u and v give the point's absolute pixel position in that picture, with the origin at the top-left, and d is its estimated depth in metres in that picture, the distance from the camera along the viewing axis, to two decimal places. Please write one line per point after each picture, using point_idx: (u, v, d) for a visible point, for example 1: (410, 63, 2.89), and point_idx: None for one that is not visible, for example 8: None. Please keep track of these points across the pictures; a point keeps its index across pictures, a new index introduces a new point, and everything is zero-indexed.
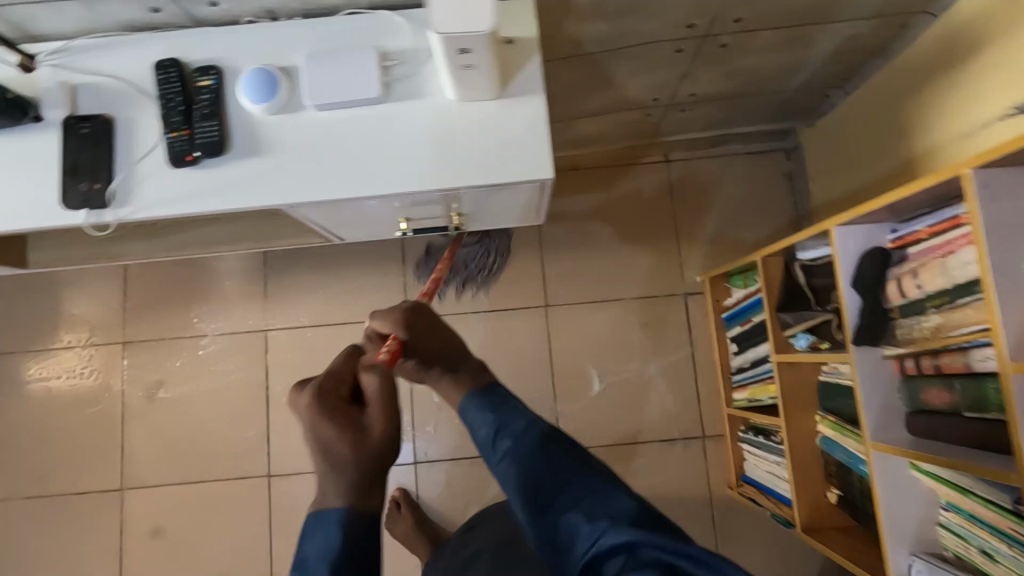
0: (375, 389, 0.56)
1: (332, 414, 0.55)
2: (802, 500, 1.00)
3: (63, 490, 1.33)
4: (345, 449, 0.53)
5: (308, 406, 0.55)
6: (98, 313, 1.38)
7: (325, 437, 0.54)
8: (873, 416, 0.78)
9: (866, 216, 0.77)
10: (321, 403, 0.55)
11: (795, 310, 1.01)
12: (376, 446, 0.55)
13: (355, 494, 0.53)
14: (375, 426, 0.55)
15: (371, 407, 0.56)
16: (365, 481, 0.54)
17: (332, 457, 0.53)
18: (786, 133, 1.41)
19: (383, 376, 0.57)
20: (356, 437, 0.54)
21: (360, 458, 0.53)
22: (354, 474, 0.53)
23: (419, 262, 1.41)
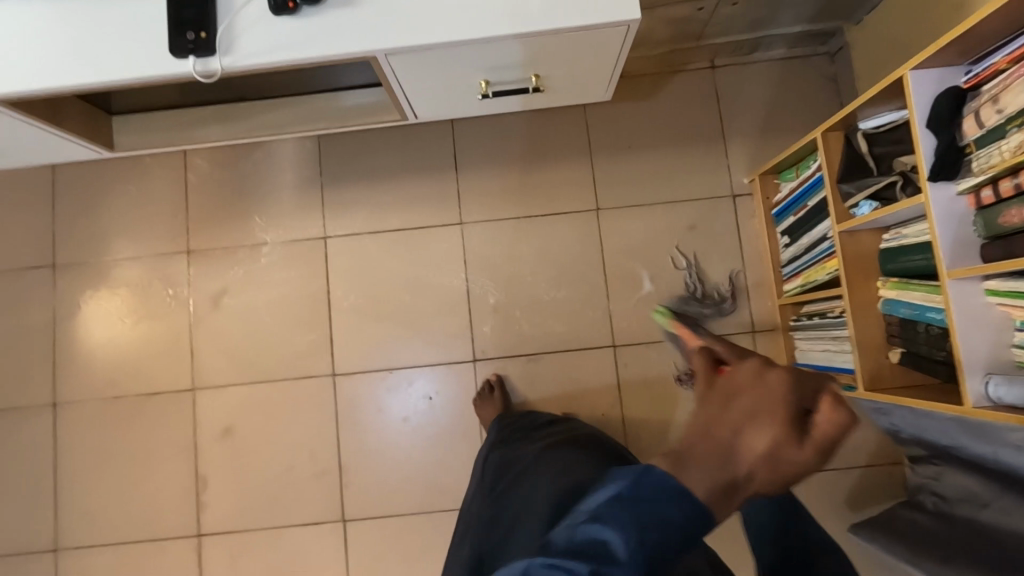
0: (842, 423, 0.39)
1: (780, 410, 0.39)
2: (863, 362, 1.04)
3: (135, 393, 1.38)
4: (757, 454, 0.39)
5: (773, 383, 0.40)
6: (164, 224, 1.42)
7: (756, 429, 0.39)
8: (949, 250, 0.80)
9: (940, 56, 0.80)
10: (782, 392, 0.40)
11: (856, 180, 1.03)
12: (793, 468, 0.39)
13: (724, 489, 0.41)
14: (804, 449, 0.39)
15: (816, 421, 0.39)
16: (743, 488, 0.41)
17: (734, 449, 0.40)
18: (829, 36, 1.41)
19: (846, 419, 0.39)
20: (776, 449, 0.39)
21: (765, 471, 0.40)
22: (746, 476, 0.40)
23: (471, 170, 1.43)
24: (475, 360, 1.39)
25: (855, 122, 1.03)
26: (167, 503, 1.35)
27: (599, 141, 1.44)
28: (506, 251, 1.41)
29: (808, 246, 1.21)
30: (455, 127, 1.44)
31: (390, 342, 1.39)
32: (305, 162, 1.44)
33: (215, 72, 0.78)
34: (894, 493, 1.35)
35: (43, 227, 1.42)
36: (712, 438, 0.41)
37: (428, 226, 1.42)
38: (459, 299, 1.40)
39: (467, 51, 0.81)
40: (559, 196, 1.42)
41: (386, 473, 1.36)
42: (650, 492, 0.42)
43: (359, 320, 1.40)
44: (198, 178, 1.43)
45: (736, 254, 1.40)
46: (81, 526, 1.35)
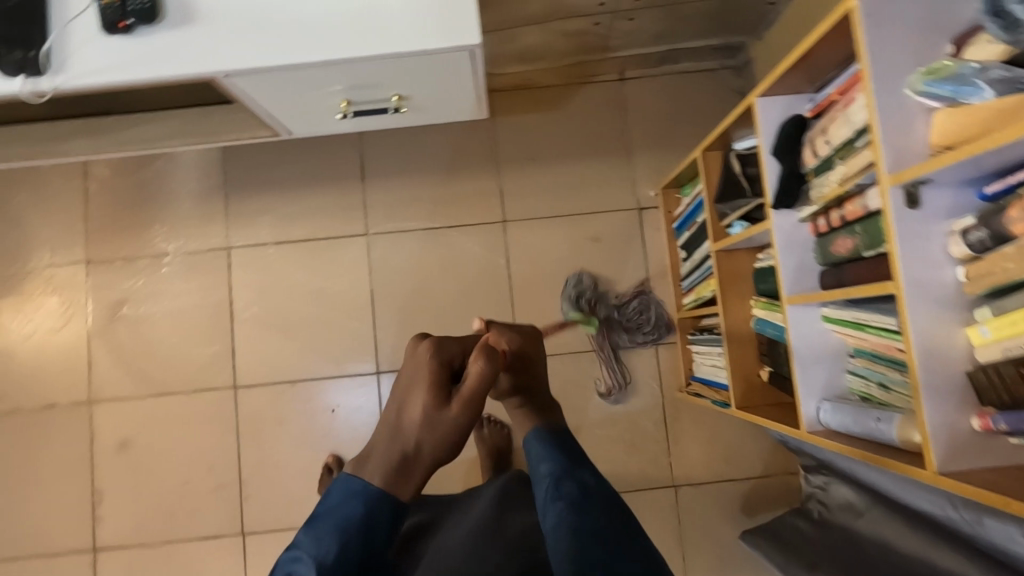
0: (473, 381, 0.65)
1: (432, 379, 0.66)
2: (736, 379, 1.05)
3: (28, 407, 1.35)
4: (415, 416, 0.65)
5: (426, 353, 0.69)
6: (61, 234, 1.39)
7: (415, 398, 0.66)
8: (790, 277, 0.82)
9: (782, 85, 0.81)
10: (432, 363, 0.68)
11: (731, 200, 1.05)
12: (445, 424, 0.65)
13: (400, 465, 0.64)
14: (454, 405, 0.65)
15: (465, 387, 0.65)
16: (414, 457, 0.64)
17: (407, 416, 0.66)
18: (733, 50, 1.43)
19: (488, 370, 0.66)
20: (431, 412, 0.65)
21: (428, 432, 0.65)
22: (418, 441, 0.65)
23: (378, 181, 1.42)
24: (379, 372, 1.38)
25: (731, 142, 1.05)
26: (59, 520, 1.32)
27: (507, 152, 1.44)
28: (412, 262, 1.41)
29: (700, 261, 1.23)
30: (362, 137, 1.43)
31: (291, 355, 1.38)
32: (208, 171, 1.42)
33: (45, 93, 0.77)
34: (789, 502, 1.37)
35: None
36: (391, 426, 0.66)
37: (332, 237, 1.41)
38: (363, 312, 1.39)
39: (314, 73, 0.81)
40: (466, 207, 1.42)
41: (286, 485, 1.35)
42: (339, 495, 0.63)
43: (262, 330, 1.38)
44: (97, 188, 1.40)
45: (640, 267, 1.41)
46: None
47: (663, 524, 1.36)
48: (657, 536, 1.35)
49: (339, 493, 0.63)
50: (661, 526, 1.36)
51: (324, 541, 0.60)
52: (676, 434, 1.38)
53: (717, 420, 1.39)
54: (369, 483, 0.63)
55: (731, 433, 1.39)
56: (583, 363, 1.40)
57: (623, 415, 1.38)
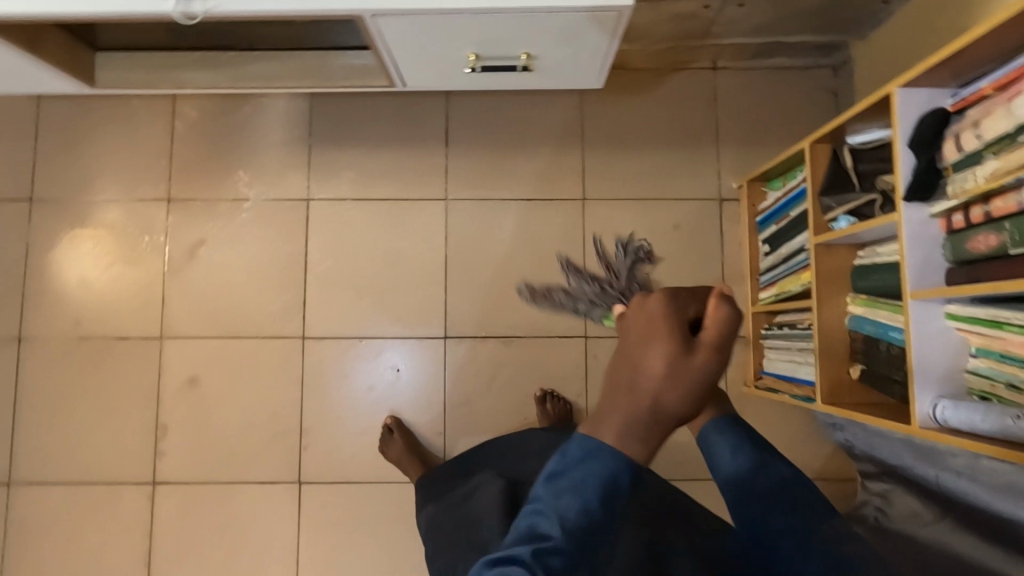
0: (721, 324, 0.47)
1: (669, 326, 0.47)
2: (825, 375, 1.04)
3: (104, 335, 1.37)
4: (660, 369, 0.46)
5: (658, 302, 0.48)
6: (149, 168, 1.41)
7: (657, 344, 0.47)
8: (916, 270, 0.81)
9: (929, 76, 0.79)
10: (669, 311, 0.48)
11: (838, 194, 1.03)
12: (700, 382, 0.47)
13: (644, 426, 0.47)
14: (704, 357, 0.47)
15: (707, 332, 0.47)
16: (659, 418, 0.47)
17: (647, 369, 0.47)
18: (834, 48, 1.40)
19: (737, 314, 0.48)
20: (680, 365, 0.46)
21: (677, 390, 0.47)
22: (660, 399, 0.47)
23: (462, 147, 1.42)
24: (447, 337, 1.39)
25: (844, 136, 1.03)
26: (124, 448, 1.35)
27: (593, 130, 1.43)
28: (489, 231, 1.41)
29: (786, 256, 1.22)
30: (450, 102, 1.43)
31: (361, 311, 1.39)
32: (295, 121, 1.42)
33: (196, 17, 0.77)
34: (841, 509, 1.36)
35: (26, 162, 1.41)
36: (624, 366, 0.48)
37: (412, 198, 1.41)
38: (436, 275, 1.40)
39: (457, 23, 0.80)
40: (547, 181, 1.42)
41: (346, 438, 1.36)
42: (583, 471, 0.48)
43: (334, 284, 1.39)
44: (185, 128, 1.41)
45: (716, 259, 1.40)
46: (35, 462, 1.34)
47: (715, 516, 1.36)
48: None
49: (576, 453, 0.49)
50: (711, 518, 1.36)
51: (564, 501, 0.47)
52: None
53: (779, 419, 1.38)
54: (616, 451, 0.48)
55: (793, 434, 1.38)
56: None
57: None
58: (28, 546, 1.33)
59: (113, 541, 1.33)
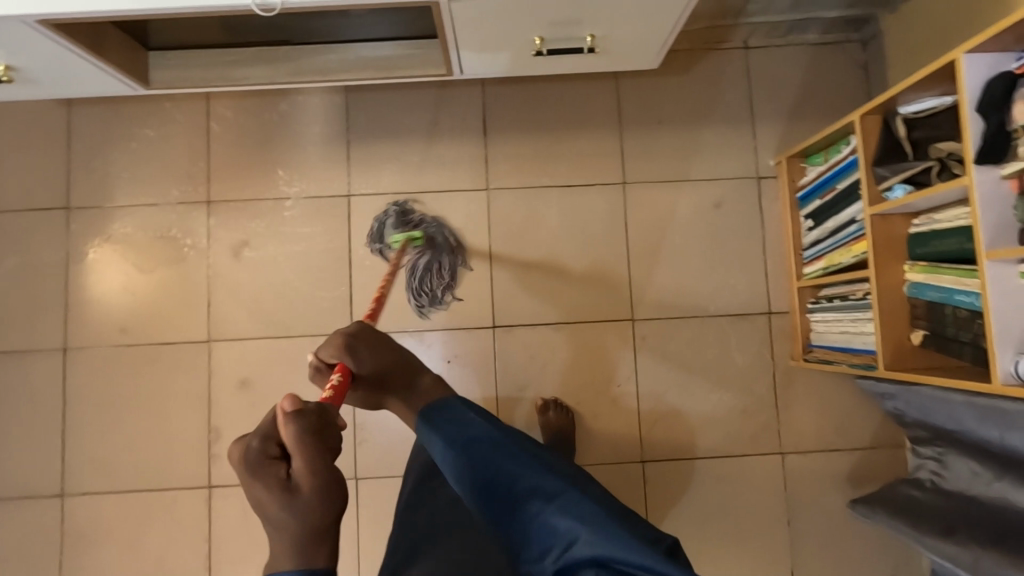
0: (292, 437, 0.59)
1: (267, 476, 0.58)
2: (886, 343, 1.06)
3: (151, 341, 1.36)
4: (278, 500, 0.57)
5: (240, 463, 0.59)
6: (186, 170, 1.40)
7: (258, 491, 0.58)
8: (989, 232, 0.83)
9: (995, 41, 0.81)
10: (249, 461, 0.59)
11: (891, 164, 1.05)
12: (311, 494, 0.58)
13: (307, 540, 0.58)
14: (301, 476, 0.58)
15: (296, 462, 0.59)
16: (307, 529, 0.58)
17: (270, 515, 0.57)
18: (862, 23, 1.42)
19: (303, 426, 0.60)
20: (285, 491, 0.58)
21: (302, 505, 0.58)
22: (298, 521, 0.57)
23: (500, 137, 1.43)
24: (495, 326, 1.39)
25: (895, 106, 1.05)
26: (178, 453, 1.34)
27: (629, 115, 1.44)
28: (532, 219, 1.41)
29: (833, 229, 1.23)
30: (485, 91, 1.43)
31: (408, 305, 1.39)
32: (331, 117, 1.41)
33: (274, 7, 0.81)
34: (892, 476, 1.38)
35: (60, 169, 1.39)
36: (275, 521, 0.58)
37: (453, 190, 1.41)
38: (482, 265, 1.40)
39: None
40: (584, 167, 1.43)
41: (400, 432, 1.36)
42: None
43: (379, 278, 1.39)
44: (221, 128, 1.40)
45: (757, 237, 1.42)
46: (88, 471, 1.33)
47: (769, 489, 1.38)
48: (760, 500, 1.38)
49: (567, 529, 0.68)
50: (763, 491, 1.38)
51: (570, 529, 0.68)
52: (786, 402, 1.39)
53: (826, 392, 1.40)
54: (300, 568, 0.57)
55: (840, 404, 1.40)
56: (695, 328, 1.41)
57: (733, 381, 1.40)
58: (85, 557, 1.32)
59: (172, 547, 1.33)
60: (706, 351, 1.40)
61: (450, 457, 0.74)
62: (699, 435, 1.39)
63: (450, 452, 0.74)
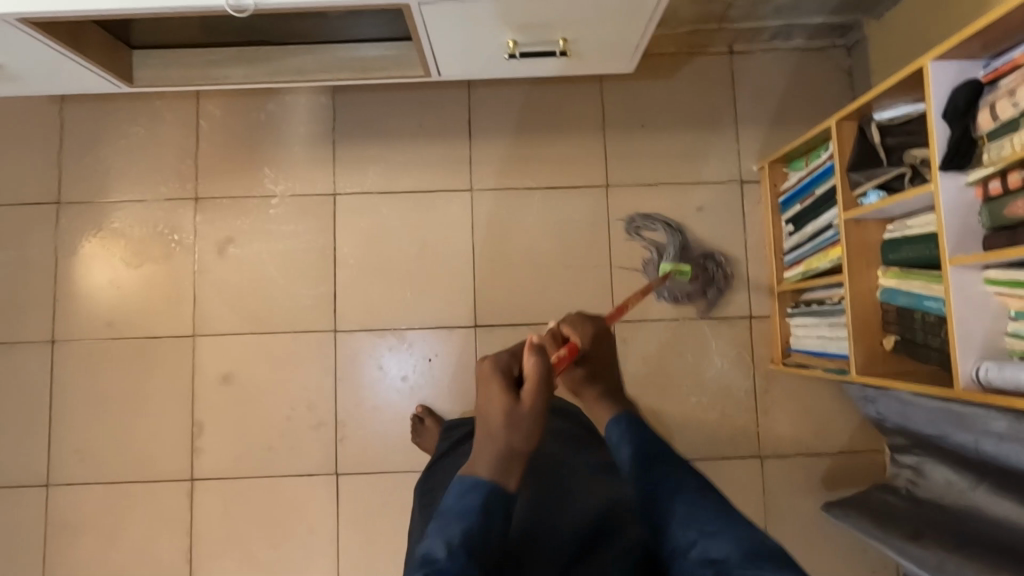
0: (534, 370, 0.75)
1: (502, 381, 0.76)
2: (859, 347, 1.07)
3: (137, 335, 1.38)
4: (496, 415, 0.73)
5: (488, 367, 0.78)
6: (175, 167, 1.42)
7: (492, 398, 0.75)
8: (954, 238, 0.83)
9: (961, 48, 0.81)
10: (494, 374, 0.77)
11: (866, 170, 1.05)
12: (523, 420, 0.73)
13: (505, 457, 0.72)
14: (524, 402, 0.74)
15: (526, 389, 0.74)
16: (508, 448, 0.72)
17: (489, 421, 0.74)
18: (847, 29, 1.43)
19: (541, 363, 0.75)
20: (508, 407, 0.74)
21: (513, 428, 0.73)
22: (508, 437, 0.73)
23: (485, 138, 1.44)
24: (477, 326, 1.40)
25: (870, 112, 1.05)
26: (162, 445, 1.36)
27: (614, 118, 1.45)
28: (516, 220, 1.42)
29: (812, 234, 1.24)
30: (471, 93, 1.44)
31: (391, 302, 1.40)
32: (319, 116, 1.43)
33: (246, 8, 0.83)
34: (872, 482, 1.38)
35: (52, 164, 1.41)
36: (485, 427, 0.74)
37: (438, 190, 1.43)
38: (465, 264, 1.41)
39: None
40: (568, 169, 1.43)
41: (381, 428, 1.38)
42: (464, 487, 0.71)
43: (363, 276, 1.41)
44: (210, 126, 1.42)
45: (739, 240, 1.42)
46: (73, 463, 1.35)
47: (748, 493, 1.38)
48: (738, 503, 1.38)
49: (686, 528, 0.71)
50: (742, 495, 1.38)
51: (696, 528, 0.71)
52: (766, 406, 1.40)
53: (806, 396, 1.40)
54: (489, 479, 0.71)
55: (820, 409, 1.40)
56: (676, 331, 1.41)
57: (713, 384, 1.40)
58: (68, 546, 1.34)
59: (155, 538, 1.34)
60: (687, 354, 1.40)
61: (625, 457, 0.82)
62: (679, 437, 1.39)
63: (629, 459, 0.81)
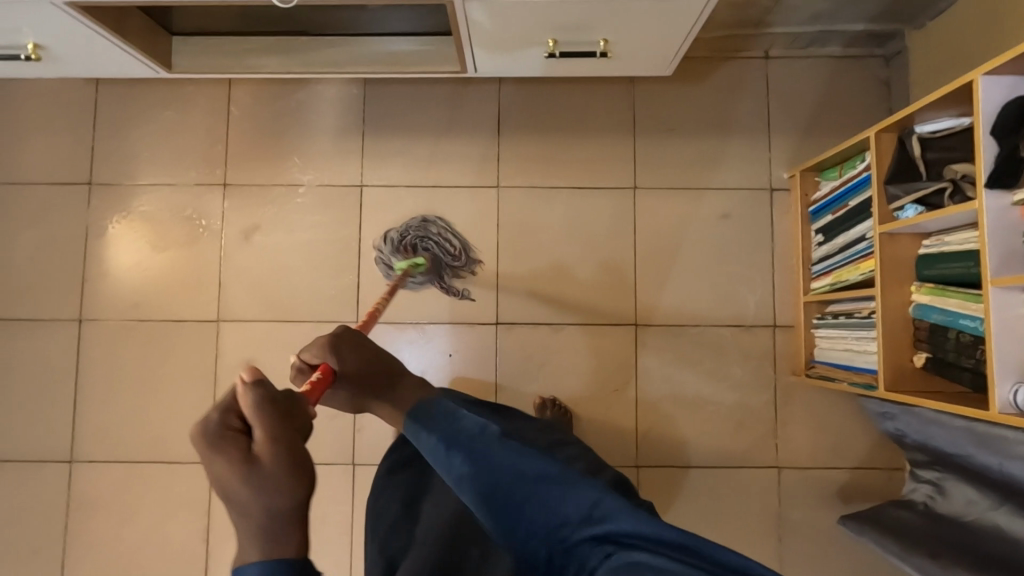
0: (253, 404, 0.49)
1: (225, 445, 0.46)
2: (887, 364, 1.05)
3: (162, 317, 1.40)
4: (234, 484, 0.45)
5: (187, 433, 0.47)
6: (205, 152, 1.43)
7: (215, 468, 0.46)
8: (997, 258, 0.82)
9: (1014, 64, 0.79)
10: (204, 433, 0.47)
11: (904, 183, 1.03)
12: (275, 473, 0.46)
13: (265, 531, 0.45)
14: (263, 449, 0.47)
15: (256, 431, 0.48)
16: (271, 517, 0.45)
17: (234, 500, 0.45)
18: (888, 38, 1.40)
19: (264, 390, 0.49)
20: (246, 461, 0.46)
21: (265, 490, 0.45)
22: (263, 506, 0.45)
23: (514, 135, 1.43)
24: (498, 324, 1.40)
25: (912, 125, 1.03)
26: (183, 427, 1.38)
27: (644, 119, 1.43)
28: (540, 218, 1.42)
29: (843, 246, 1.22)
30: (501, 89, 1.43)
31: (413, 296, 1.40)
32: (349, 107, 1.43)
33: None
34: (889, 498, 1.36)
35: (85, 144, 1.42)
36: (231, 508, 0.45)
37: (464, 185, 1.42)
38: (488, 261, 1.41)
39: None
40: (595, 168, 1.42)
41: None
42: None
43: (387, 268, 1.41)
44: (240, 113, 1.43)
45: (766, 248, 1.41)
46: (95, 440, 1.37)
47: (764, 503, 1.37)
48: (753, 513, 1.37)
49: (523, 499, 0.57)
50: (757, 505, 1.36)
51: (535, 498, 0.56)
52: (786, 416, 1.38)
53: (828, 409, 1.38)
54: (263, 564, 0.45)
55: (841, 422, 1.38)
56: (698, 336, 1.40)
57: (734, 392, 1.39)
58: (88, 521, 1.36)
59: (173, 518, 1.36)
60: (708, 360, 1.39)
61: (440, 458, 0.60)
62: (695, 444, 1.38)
63: (439, 456, 0.60)
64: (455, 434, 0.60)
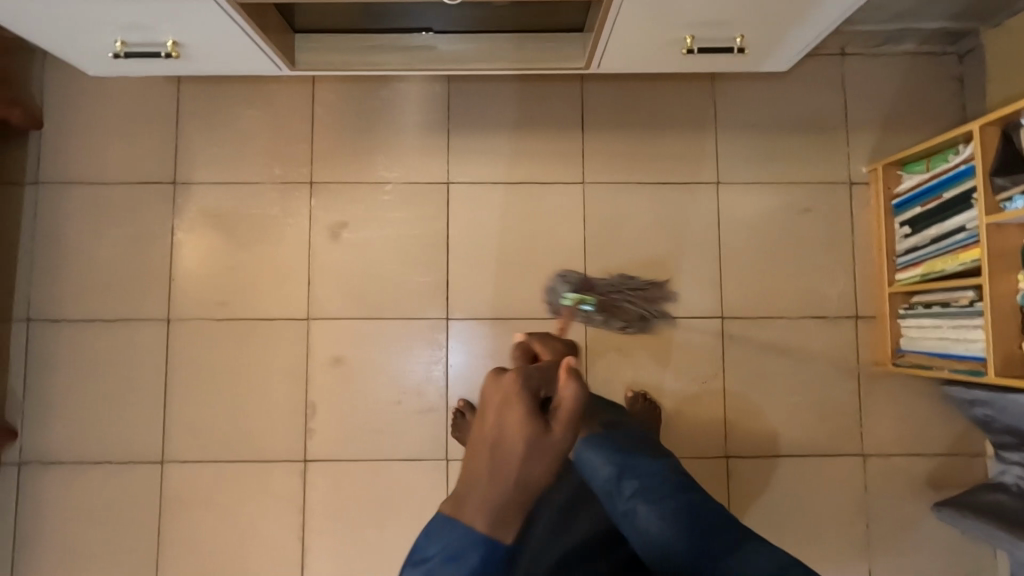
0: (571, 397, 0.54)
1: (530, 408, 0.52)
2: (998, 349, 1.09)
3: (250, 316, 1.39)
4: (520, 452, 0.51)
5: (511, 383, 0.54)
6: (291, 150, 1.43)
7: (512, 423, 0.52)
8: None
9: None
10: (523, 391, 0.53)
11: (1012, 174, 1.07)
12: (552, 452, 0.52)
13: (507, 506, 0.52)
14: (556, 434, 0.52)
15: (561, 409, 0.53)
16: (519, 494, 0.52)
17: (507, 454, 0.51)
18: (962, 35, 1.43)
19: (582, 390, 0.55)
20: (538, 436, 0.51)
21: (533, 467, 0.51)
22: (524, 480, 0.51)
23: (597, 131, 1.45)
24: (586, 318, 1.42)
25: (1018, 118, 1.07)
26: (274, 425, 1.38)
27: (725, 116, 1.46)
28: (624, 213, 1.44)
29: (935, 237, 1.25)
30: (584, 87, 1.45)
31: (501, 292, 1.42)
32: (433, 105, 1.44)
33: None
34: (971, 483, 1.40)
35: (168, 143, 1.42)
36: (498, 467, 0.51)
37: (549, 182, 1.44)
38: (575, 257, 1.43)
39: None
40: (678, 164, 1.45)
41: None
42: (445, 542, 0.52)
43: (475, 264, 1.42)
44: (325, 111, 1.43)
45: (846, 241, 1.44)
46: (186, 440, 1.37)
47: (849, 490, 1.40)
48: (838, 500, 1.40)
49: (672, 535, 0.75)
50: (842, 491, 1.40)
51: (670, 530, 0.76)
52: (869, 405, 1.41)
53: (910, 397, 1.42)
54: (484, 533, 0.52)
55: (923, 410, 1.42)
56: (781, 328, 1.43)
57: (818, 382, 1.42)
58: (180, 521, 1.35)
59: (266, 516, 1.36)
60: (792, 351, 1.42)
61: (615, 481, 0.87)
62: (781, 433, 1.41)
63: (613, 480, 0.87)
64: (631, 465, 0.87)
